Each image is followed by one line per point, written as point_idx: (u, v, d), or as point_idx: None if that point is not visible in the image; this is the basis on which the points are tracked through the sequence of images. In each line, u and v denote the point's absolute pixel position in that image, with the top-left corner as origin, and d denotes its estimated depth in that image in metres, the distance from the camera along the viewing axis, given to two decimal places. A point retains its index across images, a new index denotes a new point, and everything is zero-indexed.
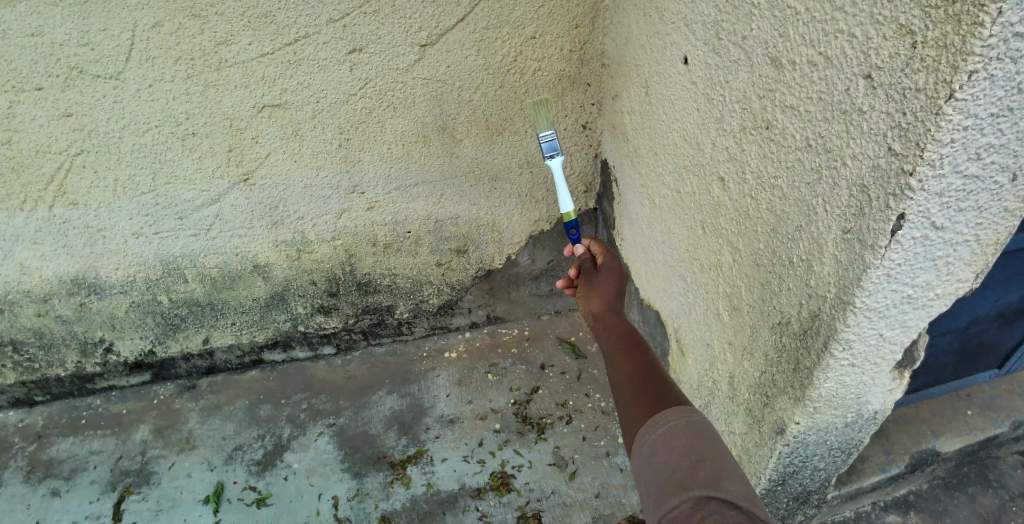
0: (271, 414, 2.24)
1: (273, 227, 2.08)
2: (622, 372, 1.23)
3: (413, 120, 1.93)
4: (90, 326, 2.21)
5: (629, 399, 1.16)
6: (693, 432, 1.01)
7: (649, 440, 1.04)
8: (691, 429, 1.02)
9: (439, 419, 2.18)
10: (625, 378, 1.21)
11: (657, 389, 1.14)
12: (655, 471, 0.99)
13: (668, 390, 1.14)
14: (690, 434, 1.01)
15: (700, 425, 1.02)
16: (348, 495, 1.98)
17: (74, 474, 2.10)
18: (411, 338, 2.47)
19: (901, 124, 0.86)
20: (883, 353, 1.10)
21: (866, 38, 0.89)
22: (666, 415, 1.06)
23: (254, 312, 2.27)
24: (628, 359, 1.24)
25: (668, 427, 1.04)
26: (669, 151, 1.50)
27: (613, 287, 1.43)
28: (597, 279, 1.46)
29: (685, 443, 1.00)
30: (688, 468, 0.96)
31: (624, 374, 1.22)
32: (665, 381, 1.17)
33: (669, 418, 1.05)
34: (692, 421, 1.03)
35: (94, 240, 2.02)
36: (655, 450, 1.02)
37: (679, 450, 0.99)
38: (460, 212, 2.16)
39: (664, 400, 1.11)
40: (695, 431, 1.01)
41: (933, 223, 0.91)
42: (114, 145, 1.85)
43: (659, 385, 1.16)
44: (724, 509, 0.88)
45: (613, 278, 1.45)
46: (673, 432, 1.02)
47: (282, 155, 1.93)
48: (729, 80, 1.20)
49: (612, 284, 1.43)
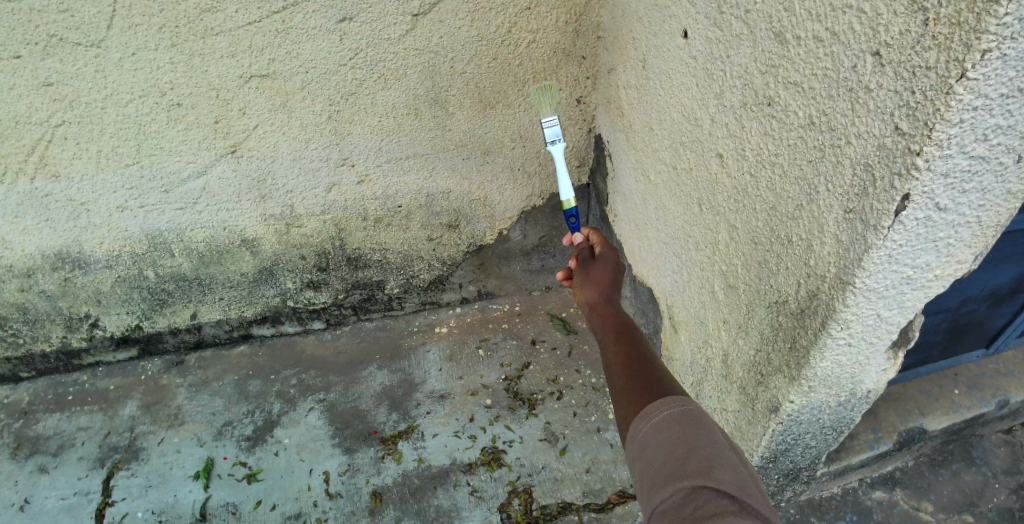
0: (260, 390, 2.23)
1: (261, 201, 2.04)
2: (615, 363, 1.21)
3: (405, 93, 1.89)
4: (74, 301, 2.18)
5: (621, 392, 1.15)
6: (686, 421, 1.01)
7: (641, 430, 1.04)
8: (684, 418, 1.02)
9: (430, 394, 2.17)
10: (618, 369, 1.20)
11: (650, 381, 1.13)
12: (648, 461, 1.00)
13: (661, 381, 1.13)
14: (683, 423, 1.01)
15: (693, 413, 1.02)
16: (339, 470, 1.98)
17: (62, 450, 2.09)
18: (402, 313, 2.46)
19: (909, 103, 0.84)
20: (879, 333, 1.10)
21: (875, 14, 0.87)
22: (659, 404, 1.06)
23: (242, 287, 2.24)
24: (621, 349, 1.23)
25: (661, 416, 1.04)
26: (666, 127, 1.48)
27: (608, 279, 1.40)
28: (592, 271, 1.43)
29: (678, 433, 1.00)
30: (682, 458, 0.96)
31: (617, 365, 1.21)
32: (658, 373, 1.16)
33: (662, 408, 1.05)
34: (685, 410, 1.03)
35: (78, 214, 1.98)
36: (648, 440, 1.02)
37: (672, 439, 1.00)
38: (452, 187, 2.14)
39: (657, 391, 1.11)
40: (688, 419, 1.01)
41: (937, 204, 0.90)
42: (97, 117, 1.80)
43: (651, 376, 1.15)
44: (716, 499, 0.89)
45: (609, 271, 1.43)
46: (666, 421, 1.02)
47: (270, 127, 1.89)
48: (730, 55, 1.17)
49: (606, 277, 1.41)
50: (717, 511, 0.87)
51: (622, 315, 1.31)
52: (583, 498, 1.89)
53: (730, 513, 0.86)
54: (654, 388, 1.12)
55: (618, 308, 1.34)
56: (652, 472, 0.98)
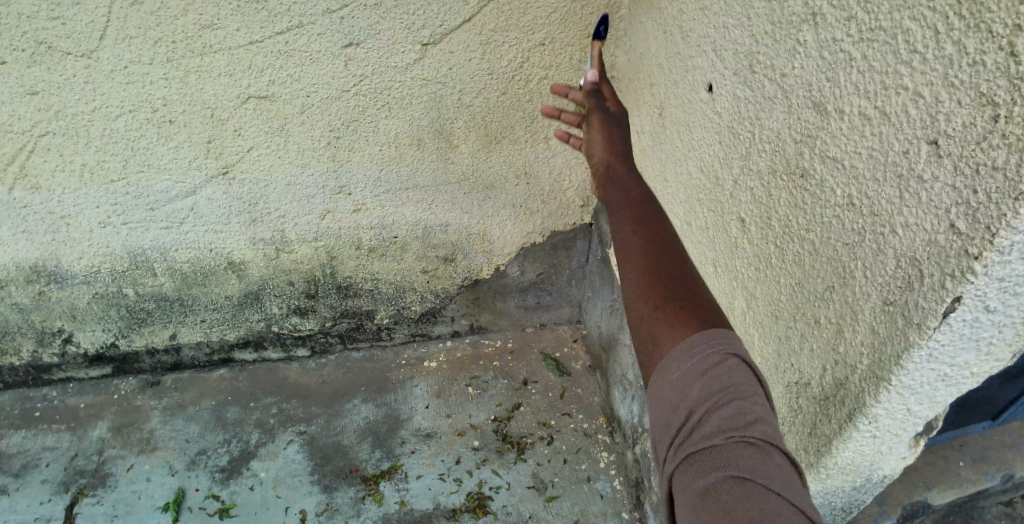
0: (238, 417, 2.13)
1: (250, 224, 1.96)
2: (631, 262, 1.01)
3: (409, 122, 1.83)
4: (48, 315, 2.08)
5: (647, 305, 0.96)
6: (720, 369, 0.86)
7: (671, 371, 0.89)
8: (716, 364, 0.87)
9: (415, 432, 2.09)
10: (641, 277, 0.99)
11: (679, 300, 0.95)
12: (673, 409, 0.86)
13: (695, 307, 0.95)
14: (716, 369, 0.86)
15: (727, 359, 0.87)
16: (316, 509, 1.89)
17: (25, 471, 1.98)
18: (390, 344, 2.36)
19: (969, 203, 0.79)
20: (906, 426, 1.03)
21: (936, 100, 0.81)
22: (695, 342, 0.90)
23: (226, 310, 2.15)
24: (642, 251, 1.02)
25: (693, 357, 0.88)
26: (682, 181, 1.42)
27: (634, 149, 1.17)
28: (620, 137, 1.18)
29: (722, 374, 0.86)
30: (716, 399, 0.83)
31: (649, 306, 0.96)
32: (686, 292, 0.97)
33: (694, 349, 0.89)
34: (718, 352, 0.88)
35: (58, 227, 1.89)
36: (675, 376, 0.88)
37: (700, 388, 0.85)
38: (451, 220, 2.07)
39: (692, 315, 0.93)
40: (723, 367, 0.86)
41: (987, 306, 0.84)
42: (83, 130, 1.71)
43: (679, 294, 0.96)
44: (739, 453, 0.77)
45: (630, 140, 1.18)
46: (698, 365, 0.87)
47: (266, 149, 1.81)
48: (761, 118, 1.12)
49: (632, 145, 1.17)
50: (736, 468, 0.76)
51: (650, 236, 1.02)
52: None
53: (746, 472, 0.75)
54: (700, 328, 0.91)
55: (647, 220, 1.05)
56: (675, 405, 0.86)
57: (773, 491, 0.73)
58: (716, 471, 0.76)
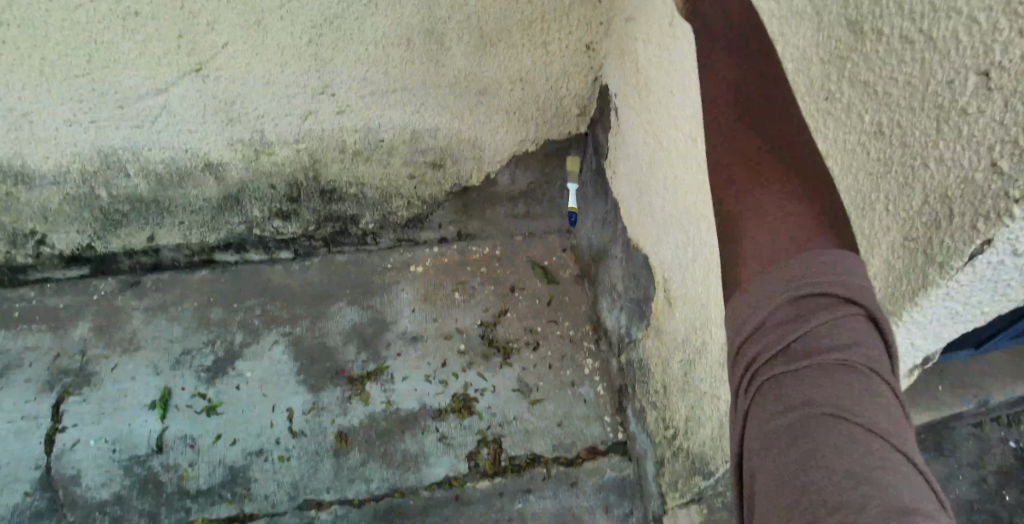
0: (222, 317, 2.11)
1: (228, 125, 1.85)
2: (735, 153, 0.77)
3: (396, 21, 1.70)
4: (18, 216, 1.99)
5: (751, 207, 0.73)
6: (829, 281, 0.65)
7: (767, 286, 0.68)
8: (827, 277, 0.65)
9: (401, 334, 2.10)
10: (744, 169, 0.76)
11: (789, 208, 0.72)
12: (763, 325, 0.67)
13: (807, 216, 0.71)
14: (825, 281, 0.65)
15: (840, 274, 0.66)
16: (303, 408, 1.92)
17: (8, 370, 1.96)
18: (375, 249, 2.29)
19: (1011, 136, 0.75)
20: (907, 357, 1.05)
21: (993, 27, 0.75)
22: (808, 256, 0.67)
23: (205, 212, 2.07)
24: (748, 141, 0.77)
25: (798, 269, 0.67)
26: (689, 98, 1.36)
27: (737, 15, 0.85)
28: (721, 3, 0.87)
29: (828, 282, 0.65)
30: (811, 309, 0.64)
31: (747, 173, 0.76)
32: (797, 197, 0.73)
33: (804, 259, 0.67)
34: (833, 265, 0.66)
35: (20, 125, 1.76)
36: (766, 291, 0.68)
37: (798, 302, 0.66)
38: (440, 125, 1.98)
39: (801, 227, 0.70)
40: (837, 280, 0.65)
41: (1015, 250, 0.83)
42: (39, 20, 1.56)
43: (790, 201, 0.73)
44: (835, 385, 0.61)
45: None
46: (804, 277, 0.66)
47: (241, 45, 1.68)
48: (785, 33, 1.06)
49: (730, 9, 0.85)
50: (828, 405, 0.60)
51: (745, 85, 0.81)
52: (551, 451, 1.90)
53: (842, 413, 0.59)
54: (809, 199, 0.73)
55: (744, 67, 0.83)
56: (753, 307, 0.67)
57: (876, 434, 0.58)
58: (800, 408, 0.61)
